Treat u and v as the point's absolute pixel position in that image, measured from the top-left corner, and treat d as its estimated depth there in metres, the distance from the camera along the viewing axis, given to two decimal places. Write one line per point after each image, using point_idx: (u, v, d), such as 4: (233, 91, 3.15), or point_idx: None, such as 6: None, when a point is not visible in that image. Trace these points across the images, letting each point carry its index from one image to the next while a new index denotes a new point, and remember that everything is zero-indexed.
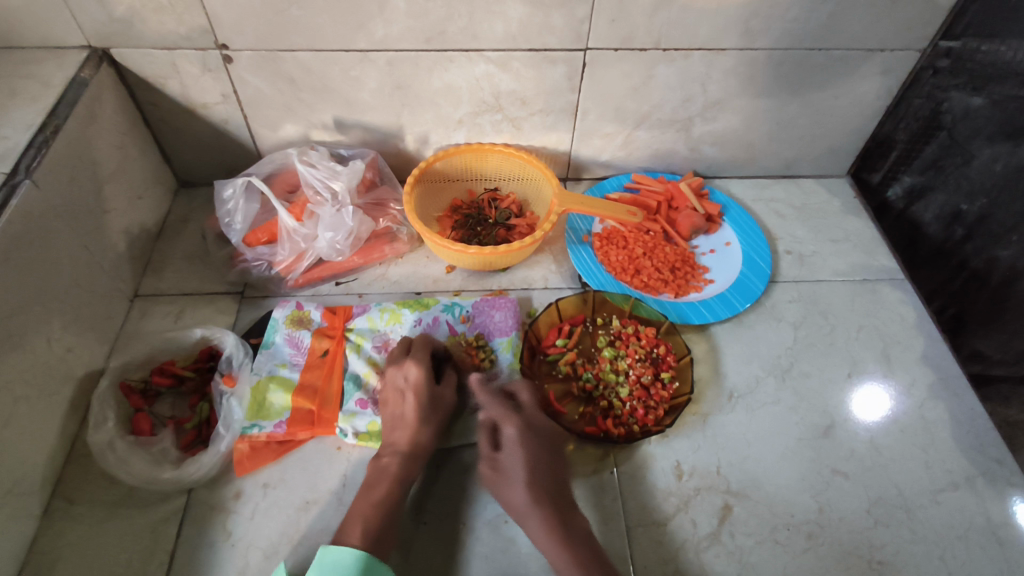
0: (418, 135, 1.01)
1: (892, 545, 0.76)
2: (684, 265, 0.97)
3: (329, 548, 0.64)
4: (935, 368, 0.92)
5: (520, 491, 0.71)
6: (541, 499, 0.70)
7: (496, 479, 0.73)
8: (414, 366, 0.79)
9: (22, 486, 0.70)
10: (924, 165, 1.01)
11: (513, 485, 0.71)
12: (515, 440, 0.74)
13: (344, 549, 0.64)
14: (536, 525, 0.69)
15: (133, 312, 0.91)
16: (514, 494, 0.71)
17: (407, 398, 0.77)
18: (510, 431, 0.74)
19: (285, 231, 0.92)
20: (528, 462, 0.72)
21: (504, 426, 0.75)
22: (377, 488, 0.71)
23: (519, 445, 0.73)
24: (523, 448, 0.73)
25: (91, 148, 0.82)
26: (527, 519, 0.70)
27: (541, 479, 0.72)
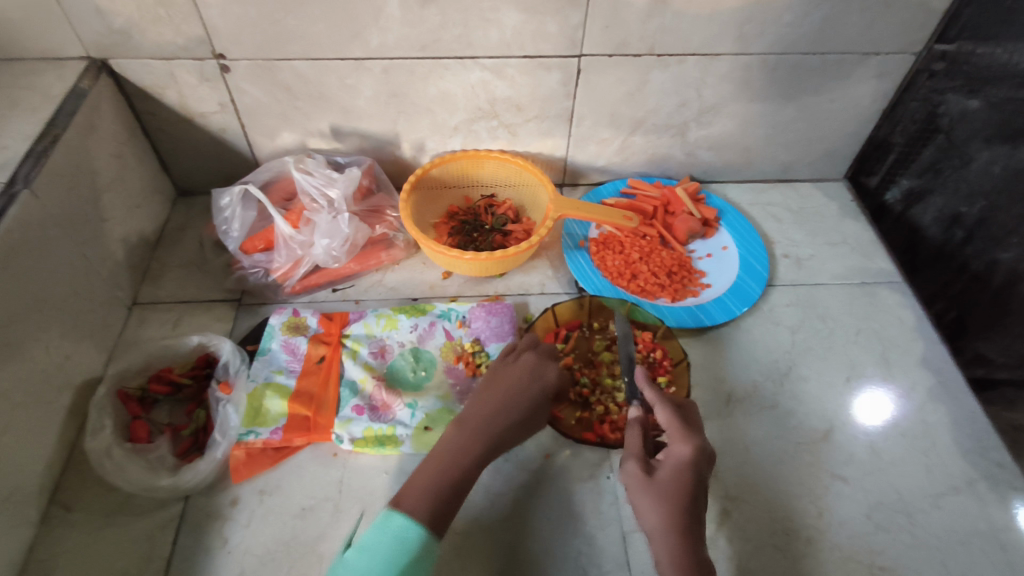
0: (415, 142, 1.01)
1: (892, 550, 0.76)
2: (681, 270, 0.97)
3: (395, 512, 0.64)
4: (935, 371, 0.92)
5: (655, 512, 0.64)
6: (683, 526, 0.63)
7: (642, 487, 0.66)
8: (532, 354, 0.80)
9: (19, 494, 0.70)
10: (922, 168, 1.02)
11: (654, 503, 0.65)
12: (681, 461, 0.66)
13: (406, 515, 0.64)
14: (662, 548, 0.63)
15: (132, 319, 0.92)
16: (651, 511, 0.65)
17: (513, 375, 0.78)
18: (683, 449, 0.67)
19: (282, 239, 0.93)
20: (684, 485, 0.65)
21: (677, 443, 0.68)
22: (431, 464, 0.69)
23: (687, 468, 0.66)
24: (694, 470, 0.66)
25: (90, 157, 0.83)
26: (656, 542, 0.64)
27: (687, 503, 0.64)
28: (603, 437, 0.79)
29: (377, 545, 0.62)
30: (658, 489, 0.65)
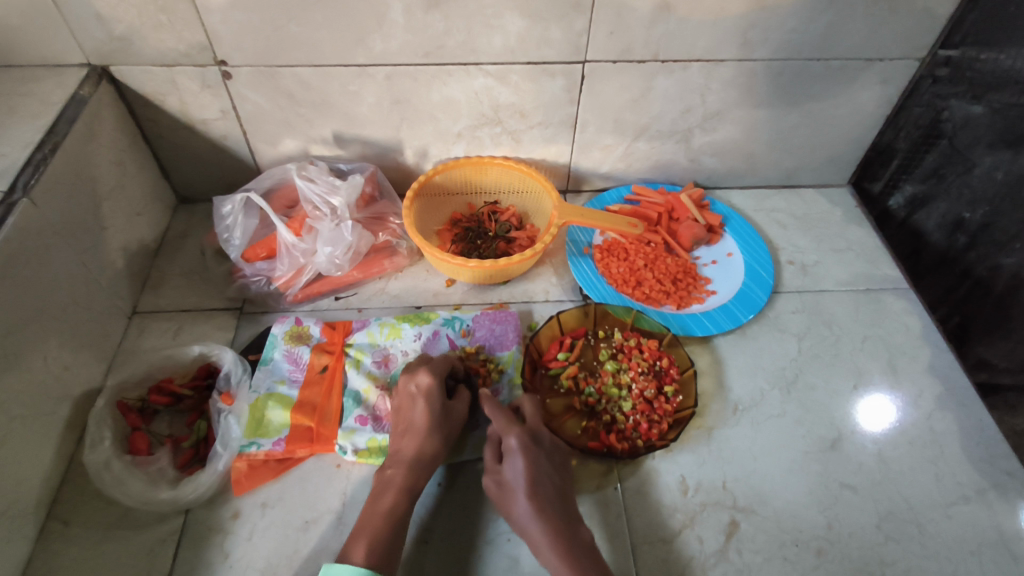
0: (418, 149, 1.01)
1: (902, 561, 0.75)
2: (686, 277, 0.97)
3: (337, 565, 0.62)
4: (943, 379, 0.91)
5: (522, 504, 0.67)
6: (548, 511, 0.66)
7: (498, 493, 0.69)
8: (427, 376, 0.76)
9: (17, 508, 0.69)
10: (925, 173, 1.00)
11: (516, 497, 0.67)
12: (516, 452, 0.69)
13: (350, 566, 0.62)
14: (536, 537, 0.65)
15: (131, 329, 0.91)
16: (517, 505, 0.67)
17: (417, 404, 0.74)
18: (512, 441, 0.70)
19: (284, 246, 0.92)
20: (531, 474, 0.68)
21: (505, 438, 0.71)
22: (384, 497, 0.69)
23: (521, 454, 0.69)
24: (527, 457, 0.69)
25: (90, 165, 0.82)
26: (530, 537, 0.66)
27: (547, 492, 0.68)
28: (610, 447, 0.78)
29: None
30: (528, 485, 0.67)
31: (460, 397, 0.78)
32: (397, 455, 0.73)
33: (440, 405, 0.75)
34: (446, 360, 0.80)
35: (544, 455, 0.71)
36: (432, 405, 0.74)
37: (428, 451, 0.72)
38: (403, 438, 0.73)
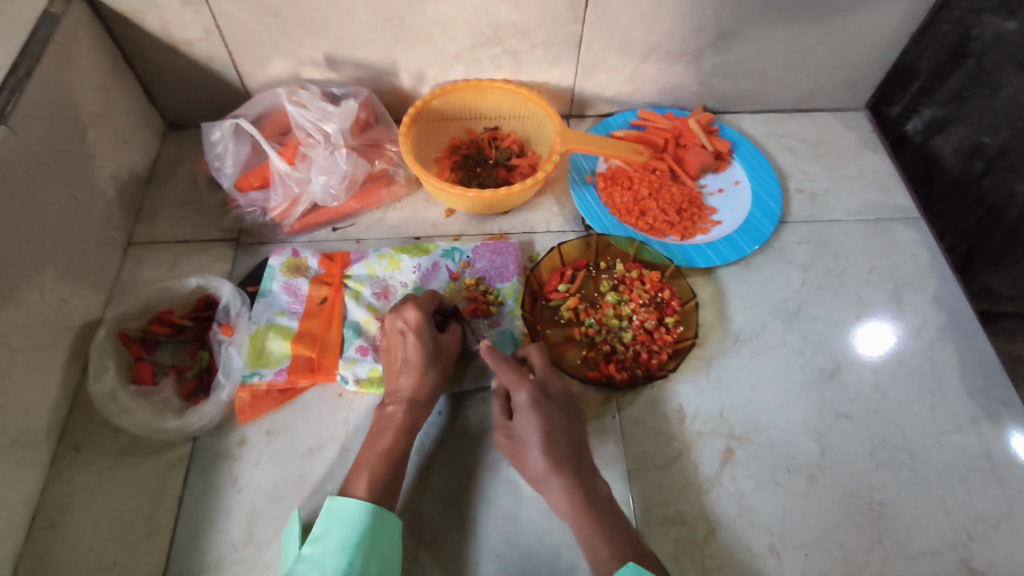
0: (414, 72, 0.96)
1: (892, 486, 0.77)
2: (692, 206, 0.94)
3: (337, 498, 0.64)
4: (947, 310, 0.90)
5: (538, 459, 0.67)
6: (563, 465, 0.66)
7: (511, 448, 0.69)
8: (414, 310, 0.75)
9: (27, 436, 0.70)
10: (947, 96, 0.95)
11: (530, 451, 0.67)
12: (527, 409, 0.68)
13: (350, 499, 0.64)
14: (556, 494, 0.65)
15: (128, 260, 0.90)
16: (531, 459, 0.67)
17: (408, 339, 0.73)
18: (522, 396, 0.69)
19: (278, 175, 0.89)
20: (544, 427, 0.67)
21: (515, 393, 0.70)
22: (383, 436, 0.70)
23: (532, 410, 0.68)
24: (539, 412, 0.68)
25: (70, 90, 0.78)
26: (548, 488, 0.66)
27: (561, 444, 0.67)
28: (609, 376, 0.78)
29: (330, 536, 0.62)
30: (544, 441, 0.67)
31: (450, 331, 0.78)
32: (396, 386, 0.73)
33: (431, 340, 0.74)
34: (434, 296, 0.79)
35: (556, 407, 0.70)
36: (423, 340, 0.74)
37: (425, 385, 0.73)
38: (400, 377, 0.73)
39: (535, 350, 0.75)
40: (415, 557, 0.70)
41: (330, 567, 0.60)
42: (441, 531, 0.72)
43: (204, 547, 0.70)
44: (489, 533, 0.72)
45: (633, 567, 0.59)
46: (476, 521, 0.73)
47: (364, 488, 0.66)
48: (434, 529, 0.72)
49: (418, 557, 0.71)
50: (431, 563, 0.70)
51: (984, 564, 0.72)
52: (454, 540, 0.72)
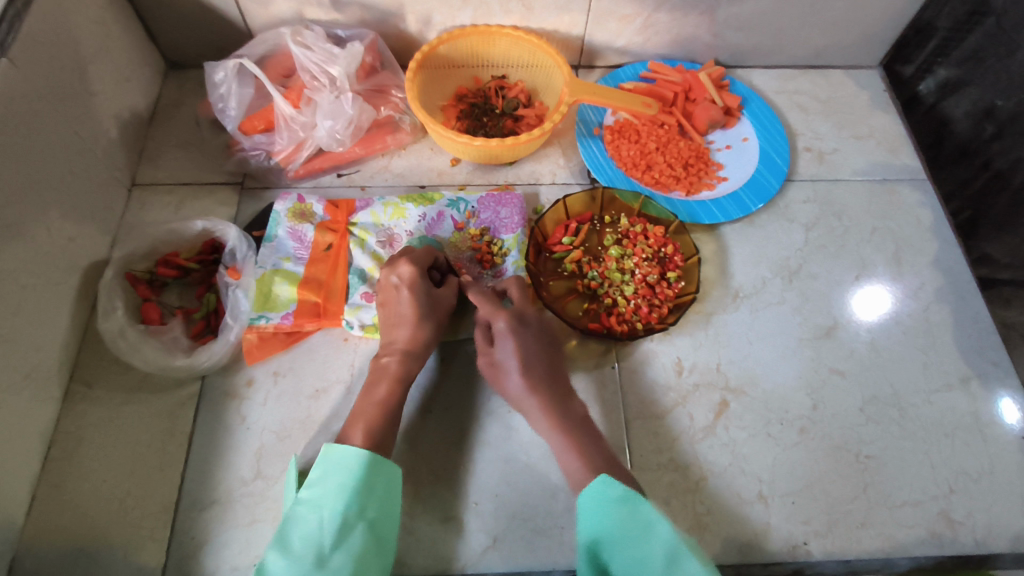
0: (421, 15, 0.93)
1: (880, 441, 0.79)
2: (698, 161, 0.93)
3: (334, 444, 0.65)
4: (946, 272, 0.91)
5: (515, 382, 0.70)
6: (539, 387, 0.70)
7: (492, 371, 0.72)
8: (408, 266, 0.76)
9: (39, 371, 0.72)
10: (964, 56, 0.94)
11: (508, 376, 0.71)
12: (506, 334, 0.72)
13: (347, 446, 0.65)
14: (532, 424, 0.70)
15: (132, 201, 0.90)
16: (510, 385, 0.71)
17: (402, 293, 0.75)
18: (502, 324, 0.72)
19: (283, 119, 0.88)
20: (524, 352, 0.71)
21: (495, 320, 0.73)
22: (377, 387, 0.72)
23: (511, 336, 0.72)
24: (518, 339, 0.72)
25: (70, 24, 0.76)
26: (527, 410, 0.70)
27: (538, 369, 0.71)
28: (609, 328, 0.80)
29: (327, 480, 0.63)
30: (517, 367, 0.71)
31: (448, 286, 0.79)
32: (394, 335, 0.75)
33: (426, 293, 0.76)
34: (429, 251, 0.80)
35: (535, 335, 0.73)
36: (418, 293, 0.75)
37: (426, 336, 0.74)
38: (394, 329, 0.75)
39: (514, 285, 0.78)
40: (416, 495, 0.73)
41: (329, 508, 0.61)
42: (441, 472, 0.75)
43: (214, 481, 0.73)
44: (488, 474, 0.75)
45: (605, 478, 0.62)
46: (475, 464, 0.75)
47: (363, 432, 0.67)
48: (434, 470, 0.75)
49: (419, 495, 0.73)
50: (432, 501, 0.73)
51: (963, 516, 0.76)
52: (454, 480, 0.74)
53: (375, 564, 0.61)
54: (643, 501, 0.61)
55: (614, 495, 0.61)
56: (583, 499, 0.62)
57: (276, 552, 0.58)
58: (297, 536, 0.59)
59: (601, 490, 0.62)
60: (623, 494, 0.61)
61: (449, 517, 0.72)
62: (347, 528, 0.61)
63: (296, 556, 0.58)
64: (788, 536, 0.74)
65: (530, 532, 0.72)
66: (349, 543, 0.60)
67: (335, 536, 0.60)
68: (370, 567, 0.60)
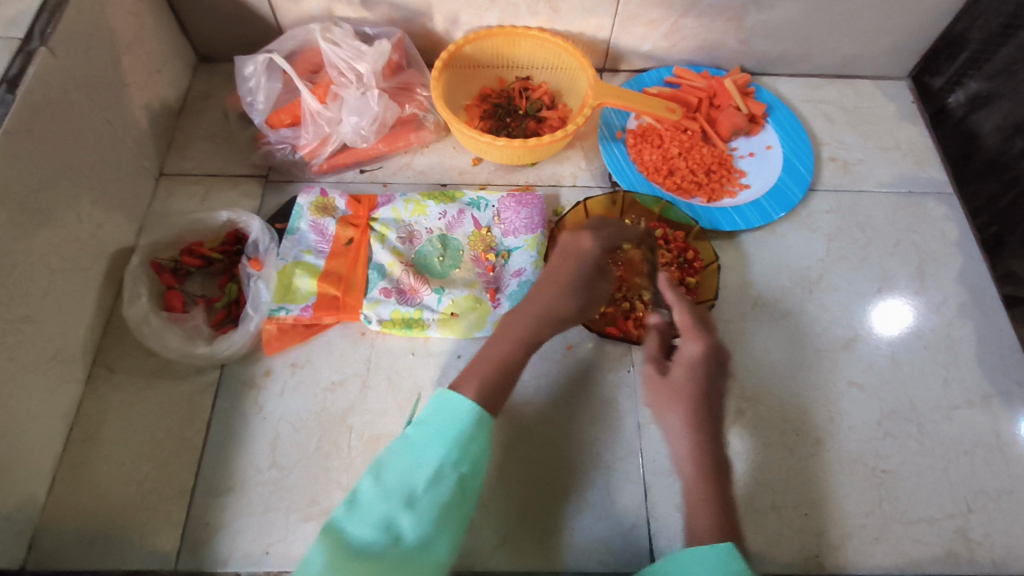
0: (448, 14, 0.94)
1: (897, 455, 0.78)
2: (721, 168, 0.93)
3: (448, 391, 0.65)
4: (970, 288, 0.90)
5: (677, 414, 0.73)
6: (699, 426, 0.71)
7: (661, 386, 0.76)
8: (589, 239, 0.79)
9: (65, 354, 0.73)
10: (996, 69, 0.92)
11: (674, 407, 0.73)
12: (693, 364, 0.75)
13: (460, 395, 0.65)
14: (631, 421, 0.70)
15: (159, 190, 0.91)
16: (672, 416, 0.73)
17: (569, 260, 0.78)
18: (693, 347, 0.75)
19: (309, 114, 0.90)
20: (701, 388, 0.73)
21: (686, 342, 0.76)
22: (499, 345, 0.72)
23: (693, 365, 0.74)
24: (698, 370, 0.74)
25: (106, 15, 0.78)
26: (678, 443, 0.72)
27: (700, 407, 0.72)
28: (626, 333, 0.80)
29: (432, 422, 0.63)
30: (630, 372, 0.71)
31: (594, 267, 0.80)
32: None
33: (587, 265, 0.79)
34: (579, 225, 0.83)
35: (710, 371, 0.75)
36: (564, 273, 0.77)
37: None
38: (541, 290, 0.76)
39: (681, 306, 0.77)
40: None
41: (428, 450, 0.61)
42: None
43: (231, 468, 0.74)
44: (500, 473, 0.75)
45: (728, 548, 0.60)
46: (486, 461, 0.75)
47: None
48: None
49: None
50: None
51: (981, 536, 0.74)
52: None
53: (460, 515, 0.60)
54: None
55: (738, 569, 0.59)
56: (698, 552, 0.60)
57: (370, 483, 0.59)
58: (391, 471, 0.60)
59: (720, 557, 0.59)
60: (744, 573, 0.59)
61: None
62: (437, 477, 0.60)
63: (386, 491, 0.58)
64: (799, 548, 0.73)
65: (540, 532, 0.72)
66: (439, 490, 0.59)
67: (426, 480, 0.59)
68: (454, 519, 0.59)
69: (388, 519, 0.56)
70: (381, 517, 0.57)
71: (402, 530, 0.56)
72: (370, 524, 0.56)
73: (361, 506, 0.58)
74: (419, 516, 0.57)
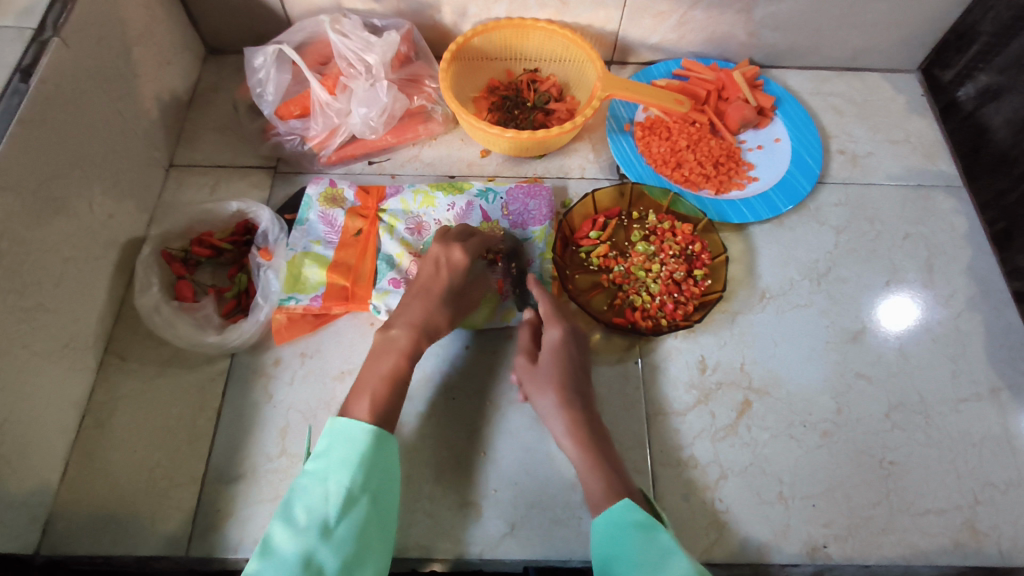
0: (457, 6, 0.94)
1: (905, 447, 0.78)
2: (729, 160, 0.92)
3: (340, 418, 0.66)
4: (979, 281, 0.90)
5: (550, 393, 0.71)
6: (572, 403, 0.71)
7: (527, 373, 0.74)
8: (460, 253, 0.77)
9: (77, 342, 0.74)
10: (1007, 63, 0.91)
11: (545, 385, 0.72)
12: (552, 344, 0.74)
13: (351, 420, 0.65)
14: (561, 424, 0.70)
15: (169, 181, 0.92)
16: (544, 395, 0.72)
17: (440, 271, 0.76)
18: (553, 333, 0.75)
19: (318, 105, 0.90)
20: (563, 367, 0.73)
21: (547, 328, 0.76)
22: (384, 359, 0.71)
23: (558, 346, 0.74)
24: (562, 352, 0.74)
25: (118, 6, 0.78)
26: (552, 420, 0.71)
27: (573, 385, 0.72)
28: (634, 323, 0.80)
29: (332, 453, 0.63)
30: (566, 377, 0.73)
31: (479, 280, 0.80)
32: (407, 312, 0.74)
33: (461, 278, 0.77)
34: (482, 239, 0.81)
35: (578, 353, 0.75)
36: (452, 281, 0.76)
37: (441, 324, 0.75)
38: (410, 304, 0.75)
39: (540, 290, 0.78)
40: (437, 479, 0.74)
41: (334, 481, 0.61)
42: (462, 456, 0.75)
43: (241, 456, 0.74)
44: (509, 462, 0.75)
45: (628, 503, 0.64)
46: (494, 451, 0.76)
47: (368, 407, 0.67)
48: (455, 456, 0.75)
49: (440, 480, 0.74)
50: (453, 485, 0.74)
51: (988, 527, 0.74)
52: (474, 466, 0.75)
53: (377, 536, 0.61)
54: (662, 532, 0.61)
55: (635, 521, 0.62)
56: (600, 517, 0.64)
57: (280, 523, 0.58)
58: (301, 509, 0.59)
59: (622, 514, 0.63)
60: (642, 521, 0.62)
61: (468, 503, 0.73)
62: (349, 501, 0.60)
63: (299, 528, 0.58)
64: (806, 538, 0.73)
65: (548, 521, 0.72)
66: (352, 515, 0.60)
67: (339, 509, 0.60)
68: (374, 538, 0.61)
69: (308, 553, 0.56)
70: (298, 554, 0.56)
71: (324, 562, 0.56)
72: (289, 564, 0.55)
73: (275, 549, 0.57)
74: (339, 544, 0.58)
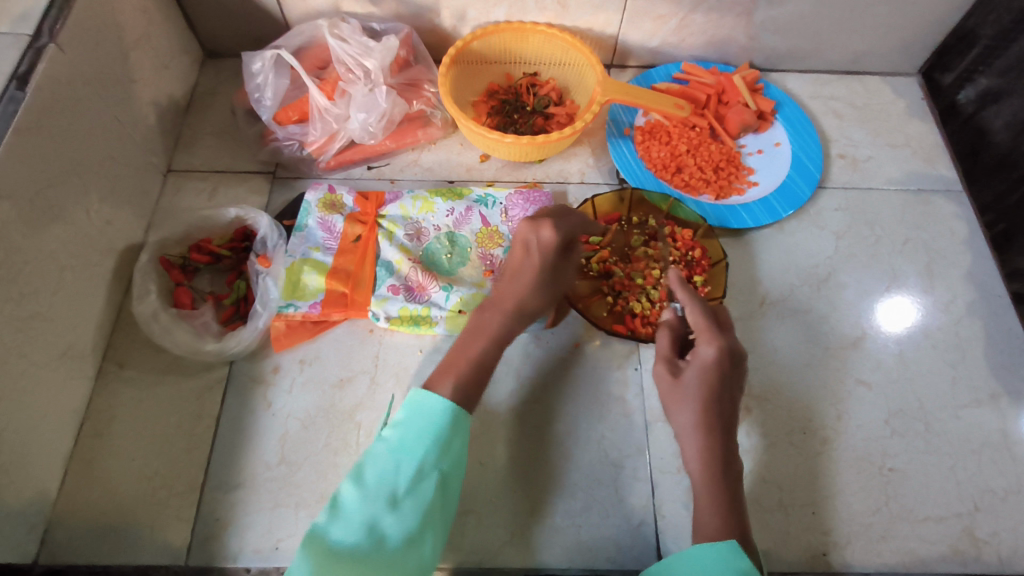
0: (456, 10, 0.94)
1: (905, 454, 0.78)
2: (729, 165, 0.92)
3: (421, 390, 0.64)
4: (979, 286, 0.90)
5: (687, 412, 0.65)
6: (712, 429, 0.63)
7: (668, 388, 0.67)
8: (551, 231, 0.73)
9: (75, 350, 0.74)
10: (1007, 66, 0.91)
11: (683, 404, 0.65)
12: (711, 364, 0.65)
13: (433, 395, 0.63)
14: (694, 446, 0.64)
15: (167, 186, 0.91)
16: (682, 413, 0.65)
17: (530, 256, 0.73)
18: (709, 350, 0.66)
19: (317, 110, 0.89)
20: (714, 390, 0.65)
21: (702, 343, 0.67)
22: (475, 343, 0.69)
23: (713, 369, 0.65)
24: (714, 375, 0.65)
25: (114, 11, 0.78)
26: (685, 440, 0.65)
27: (719, 409, 0.64)
28: (634, 331, 0.79)
29: (409, 423, 0.62)
30: (681, 393, 0.66)
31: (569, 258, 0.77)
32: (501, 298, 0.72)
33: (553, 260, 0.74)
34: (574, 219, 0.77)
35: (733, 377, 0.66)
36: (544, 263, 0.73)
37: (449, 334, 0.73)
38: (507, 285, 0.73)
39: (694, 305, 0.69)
40: None
41: (407, 451, 0.60)
42: None
43: (240, 465, 0.74)
44: (509, 469, 0.76)
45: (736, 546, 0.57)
46: (494, 459, 0.76)
47: None
48: None
49: None
50: None
51: (988, 534, 0.74)
52: (474, 474, 0.75)
53: (441, 511, 0.60)
54: None
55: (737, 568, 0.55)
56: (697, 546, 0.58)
57: (350, 484, 0.59)
58: (372, 473, 0.59)
59: (727, 554, 0.56)
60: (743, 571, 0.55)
61: (468, 511, 0.73)
62: (418, 475, 0.59)
63: (367, 493, 0.58)
64: (806, 546, 0.73)
65: (548, 529, 0.73)
66: (419, 490, 0.59)
67: (408, 482, 0.59)
68: (438, 513, 0.60)
69: (372, 521, 0.56)
70: (364, 520, 0.56)
71: (387, 531, 0.56)
72: (354, 528, 0.56)
73: (345, 508, 0.58)
74: (403, 515, 0.57)
